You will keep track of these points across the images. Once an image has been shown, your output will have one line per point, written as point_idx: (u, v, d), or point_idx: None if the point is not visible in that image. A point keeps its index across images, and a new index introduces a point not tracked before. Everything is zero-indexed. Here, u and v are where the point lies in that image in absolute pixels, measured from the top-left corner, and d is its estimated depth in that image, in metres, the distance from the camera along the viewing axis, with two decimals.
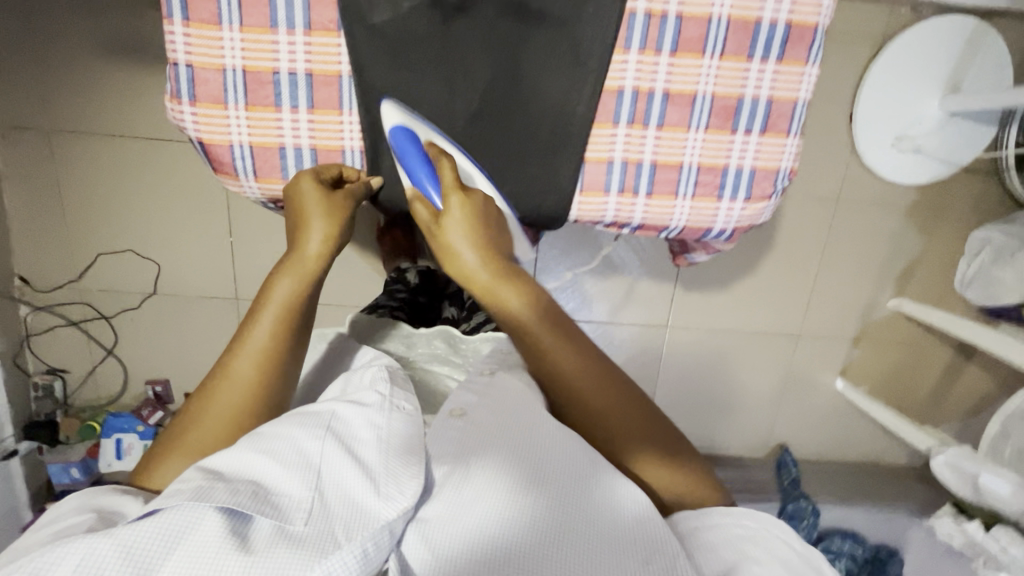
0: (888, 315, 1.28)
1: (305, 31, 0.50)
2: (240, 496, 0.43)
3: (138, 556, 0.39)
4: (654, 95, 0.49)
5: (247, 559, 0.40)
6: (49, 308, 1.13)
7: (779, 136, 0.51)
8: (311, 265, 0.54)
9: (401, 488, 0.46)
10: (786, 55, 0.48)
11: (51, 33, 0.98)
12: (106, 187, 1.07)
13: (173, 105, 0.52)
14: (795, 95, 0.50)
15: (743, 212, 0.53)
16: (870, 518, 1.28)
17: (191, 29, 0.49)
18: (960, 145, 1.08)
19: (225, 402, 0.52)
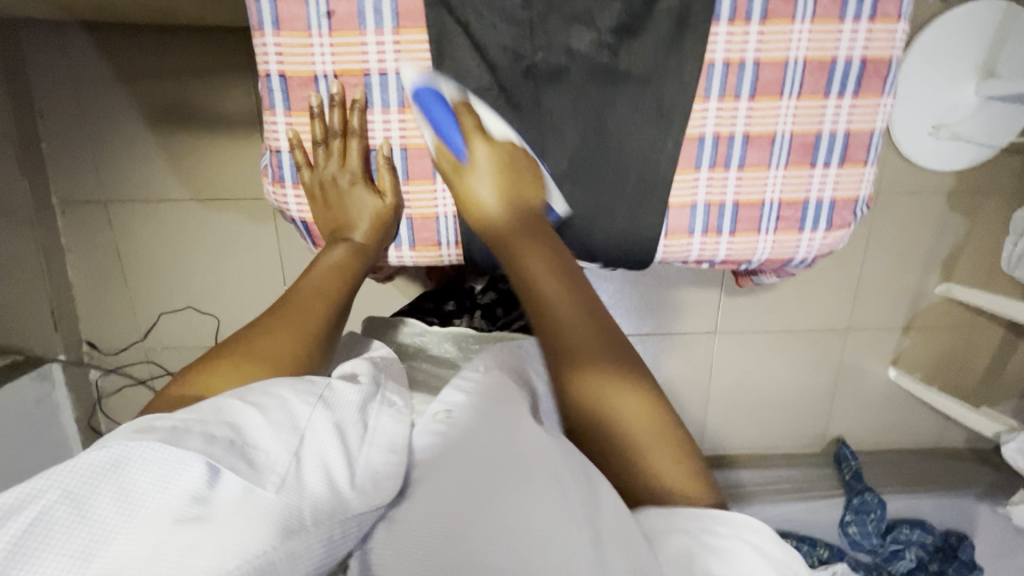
0: (937, 300, 1.27)
1: (399, 109, 0.55)
2: (214, 446, 0.40)
3: (90, 517, 0.36)
4: (734, 139, 0.52)
5: (206, 527, 0.36)
6: (118, 370, 1.17)
7: (856, 166, 0.53)
8: (361, 241, 0.58)
9: (376, 488, 0.44)
10: (862, 90, 0.51)
11: (101, 108, 1.02)
12: (162, 249, 1.11)
13: (276, 188, 0.59)
14: (871, 127, 0.53)
15: (824, 240, 0.55)
16: (936, 506, 1.28)
17: (293, 117, 0.55)
18: (998, 128, 1.08)
19: (259, 348, 0.50)
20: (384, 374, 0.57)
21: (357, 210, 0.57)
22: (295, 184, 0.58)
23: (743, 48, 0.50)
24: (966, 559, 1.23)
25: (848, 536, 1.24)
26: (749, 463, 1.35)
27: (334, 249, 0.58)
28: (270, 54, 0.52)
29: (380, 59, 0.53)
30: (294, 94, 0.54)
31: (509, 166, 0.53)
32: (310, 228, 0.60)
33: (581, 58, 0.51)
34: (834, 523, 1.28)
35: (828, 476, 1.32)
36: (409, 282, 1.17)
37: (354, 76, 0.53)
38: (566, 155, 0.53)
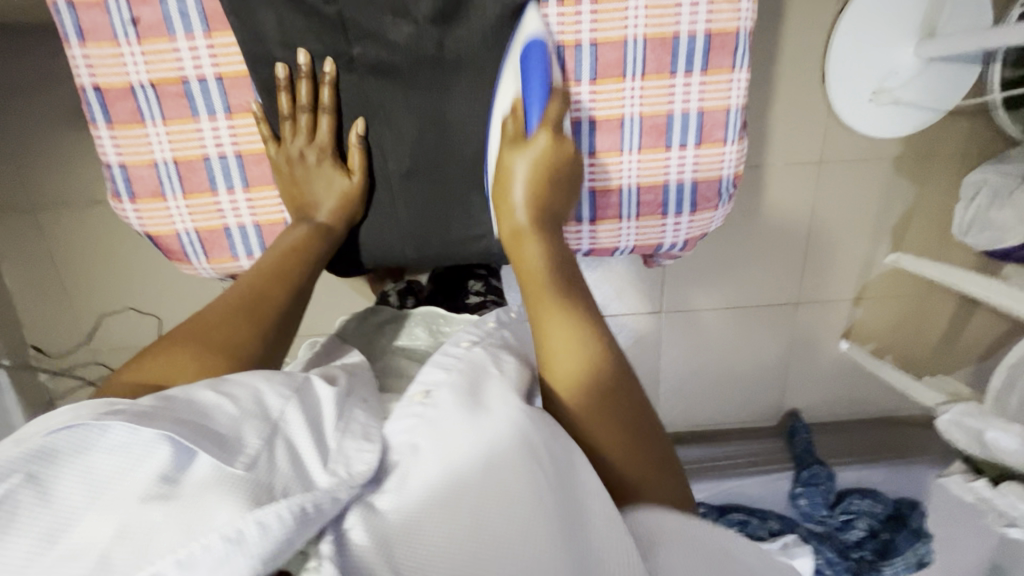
0: (887, 270, 1.25)
1: (225, 115, 0.63)
2: (183, 427, 0.37)
3: (52, 502, 0.33)
4: (581, 123, 0.65)
5: (176, 505, 0.34)
6: (67, 372, 1.18)
7: (716, 144, 0.66)
8: (324, 223, 0.66)
9: (350, 469, 0.41)
10: (709, 66, 0.63)
11: (16, 112, 1.00)
12: (96, 251, 1.10)
13: (117, 203, 0.66)
14: (723, 105, 0.65)
15: (690, 220, 0.69)
16: (887, 473, 1.30)
17: (117, 131, 0.62)
18: (940, 91, 1.04)
19: (229, 306, 0.54)
20: (353, 378, 0.55)
21: (320, 188, 0.66)
22: (131, 198, 0.65)
23: (578, 32, 0.61)
24: (916, 527, 1.24)
25: (798, 508, 1.26)
26: (703, 440, 1.36)
27: (296, 230, 0.65)
28: (82, 66, 0.60)
29: (196, 67, 0.61)
30: (115, 111, 0.62)
31: (550, 164, 0.63)
32: (157, 235, 0.67)
33: (405, 50, 0.60)
34: (786, 496, 1.29)
35: (780, 449, 1.33)
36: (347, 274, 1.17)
37: (171, 84, 0.61)
38: (405, 152, 0.66)
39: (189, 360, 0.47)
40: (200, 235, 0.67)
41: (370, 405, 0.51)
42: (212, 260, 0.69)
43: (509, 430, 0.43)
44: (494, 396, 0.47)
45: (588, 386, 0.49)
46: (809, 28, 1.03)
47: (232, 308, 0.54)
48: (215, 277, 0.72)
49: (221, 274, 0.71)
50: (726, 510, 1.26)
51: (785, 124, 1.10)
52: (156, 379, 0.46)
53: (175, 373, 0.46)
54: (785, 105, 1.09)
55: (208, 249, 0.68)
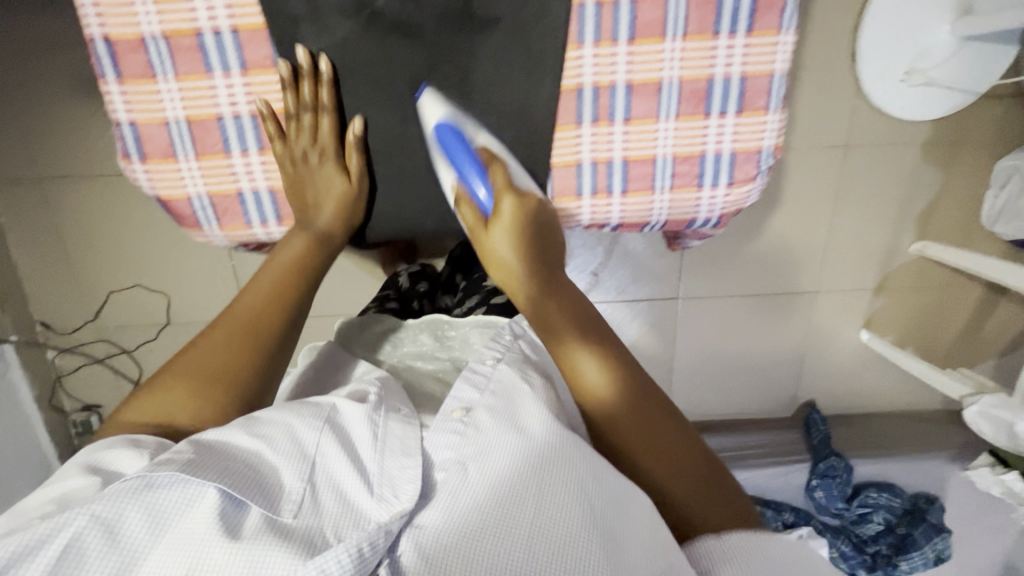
0: (911, 259, 1.21)
1: (240, 74, 0.60)
2: (229, 477, 0.43)
3: (122, 540, 0.41)
4: (616, 88, 0.61)
5: (231, 547, 0.40)
6: (74, 350, 1.17)
7: (758, 113, 0.63)
8: (326, 239, 0.67)
9: (397, 491, 0.46)
10: (754, 30, 0.59)
11: (23, 82, 0.98)
12: (104, 227, 1.09)
13: (127, 163, 0.63)
14: (768, 72, 0.61)
15: (727, 192, 0.66)
16: (902, 467, 1.27)
17: (128, 88, 0.60)
18: (975, 72, 1.00)
19: (242, 325, 0.59)
20: (386, 390, 0.58)
21: (323, 188, 0.65)
22: (142, 158, 0.62)
23: None
24: (936, 523, 1.20)
25: (814, 500, 1.23)
26: (715, 429, 1.33)
27: (296, 241, 0.66)
28: (90, 15, 0.57)
29: (209, 19, 0.57)
30: (126, 65, 0.59)
31: (525, 226, 0.62)
32: (170, 198, 0.64)
33: (428, 7, 0.58)
34: (800, 487, 1.27)
35: (795, 441, 1.30)
36: (358, 256, 1.15)
37: (185, 38, 0.58)
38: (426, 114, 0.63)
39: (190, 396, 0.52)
40: (212, 199, 0.65)
41: (404, 414, 0.55)
42: (225, 227, 0.67)
43: (542, 441, 0.49)
44: (529, 416, 0.51)
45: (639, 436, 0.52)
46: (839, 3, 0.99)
47: (239, 339, 0.57)
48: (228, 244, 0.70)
49: (234, 241, 0.69)
50: None
51: (811, 104, 1.07)
52: (160, 414, 0.51)
53: (174, 411, 0.51)
54: (811, 85, 1.05)
55: (220, 214, 0.66)
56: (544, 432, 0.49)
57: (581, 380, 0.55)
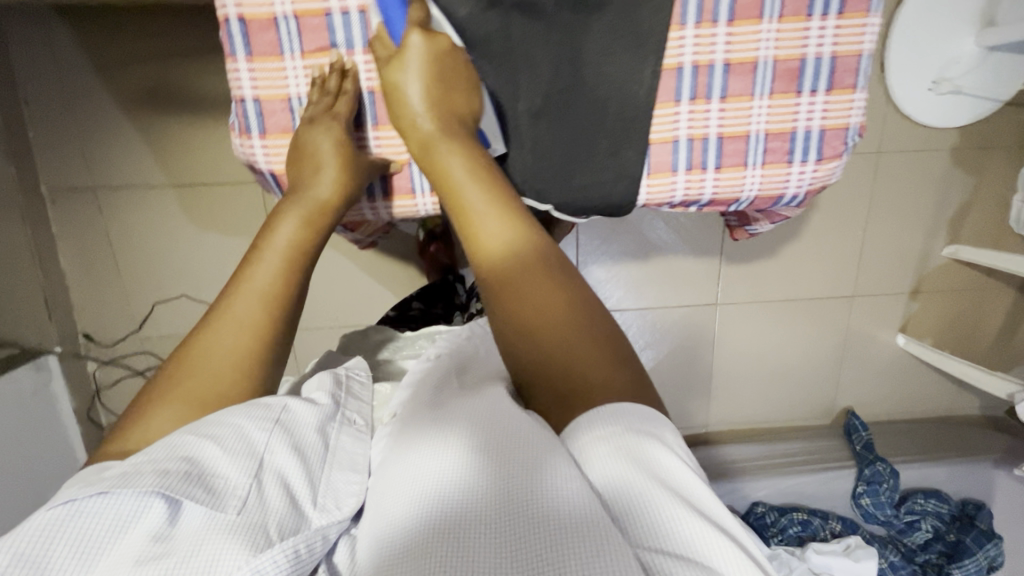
0: (944, 263, 1.23)
1: (363, 49, 0.50)
2: (169, 478, 0.36)
3: (44, 571, 0.33)
4: (715, 67, 0.49)
5: (171, 559, 0.33)
6: (115, 361, 1.16)
7: (846, 92, 0.50)
8: (322, 206, 0.52)
9: (340, 503, 0.40)
10: (847, 8, 0.48)
11: (86, 96, 1.01)
12: (152, 237, 1.10)
13: (241, 140, 0.53)
14: (858, 48, 0.49)
15: (815, 173, 0.52)
16: (951, 472, 1.24)
17: (255, 63, 0.49)
18: (1000, 80, 1.04)
19: (226, 340, 0.46)
20: (347, 391, 0.52)
21: (324, 162, 0.50)
22: (260, 134, 0.52)
23: None
24: (986, 528, 1.19)
25: (861, 508, 1.21)
26: (755, 437, 1.32)
27: (288, 219, 0.51)
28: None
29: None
30: (254, 36, 0.49)
31: (441, 69, 0.47)
32: (281, 179, 0.54)
33: None
34: (845, 495, 1.25)
35: (837, 447, 1.29)
36: (402, 264, 1.16)
37: (314, 14, 0.48)
38: (539, 88, 0.48)
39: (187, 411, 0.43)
40: None
41: (359, 426, 0.48)
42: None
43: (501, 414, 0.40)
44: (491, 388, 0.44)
45: (541, 319, 0.42)
46: None
47: (229, 341, 0.46)
48: None
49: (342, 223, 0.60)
50: (786, 509, 1.22)
51: None
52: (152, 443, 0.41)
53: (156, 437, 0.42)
54: None
55: None
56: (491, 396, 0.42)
57: (509, 293, 0.43)
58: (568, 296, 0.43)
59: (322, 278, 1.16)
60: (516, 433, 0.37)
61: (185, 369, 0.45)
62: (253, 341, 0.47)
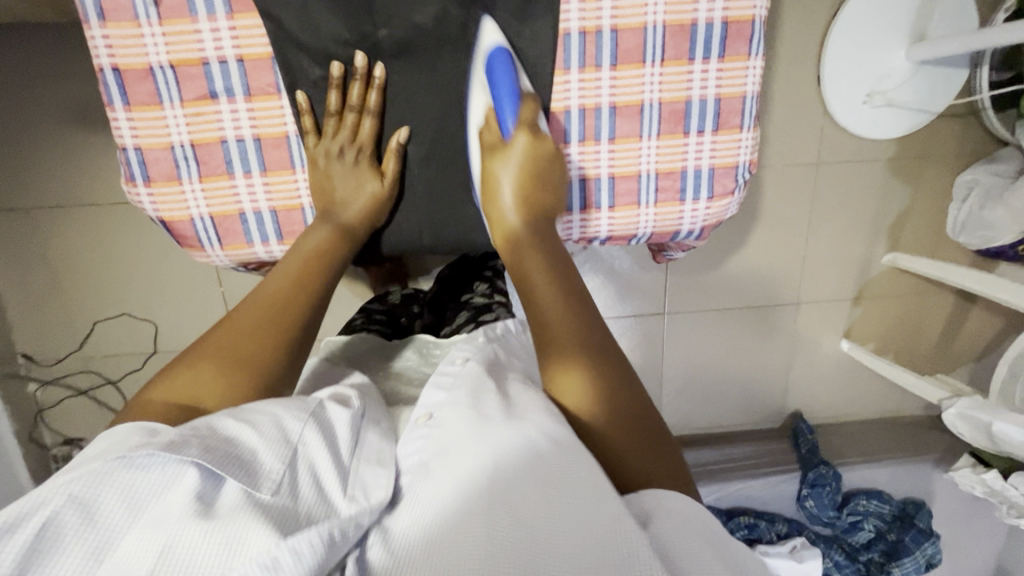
0: (885, 270, 1.26)
1: (244, 97, 0.59)
2: (213, 453, 0.39)
3: (98, 520, 0.36)
4: (600, 110, 0.61)
5: (209, 527, 0.36)
6: (57, 381, 1.14)
7: (732, 132, 0.64)
8: (352, 225, 0.61)
9: (369, 495, 0.43)
10: (728, 53, 0.61)
11: (11, 113, 0.98)
12: (90, 256, 1.08)
13: (130, 187, 0.61)
14: (740, 91, 0.63)
15: (709, 208, 0.66)
16: (892, 474, 1.27)
17: (134, 113, 0.58)
18: (930, 94, 1.08)
19: (244, 321, 0.51)
20: (365, 398, 0.54)
21: (357, 185, 0.61)
22: (146, 182, 0.60)
23: (599, 19, 0.59)
24: (923, 527, 1.23)
25: (805, 510, 1.24)
26: (707, 442, 1.34)
27: (316, 231, 0.60)
28: (101, 48, 0.56)
29: (217, 47, 0.56)
30: (133, 91, 0.57)
31: (536, 167, 0.59)
32: (169, 224, 0.62)
33: (429, 32, 0.58)
34: (792, 497, 1.27)
35: (785, 451, 1.31)
36: (349, 279, 1.16)
37: (191, 65, 0.57)
38: (426, 134, 0.63)
39: (219, 379, 0.46)
40: (214, 221, 0.62)
41: (383, 426, 0.52)
42: (227, 247, 0.63)
43: (520, 441, 0.43)
44: (495, 404, 0.48)
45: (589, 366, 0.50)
46: (805, 32, 1.07)
47: (252, 321, 0.51)
48: (230, 266, 0.66)
49: (237, 263, 0.65)
50: (733, 513, 1.24)
51: (783, 125, 1.12)
52: (173, 398, 0.44)
53: (202, 393, 0.45)
54: (784, 107, 1.11)
55: (222, 235, 0.62)
56: (520, 420, 0.45)
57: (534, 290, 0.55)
58: (589, 322, 0.53)
59: None
60: (561, 465, 0.41)
61: (209, 344, 0.49)
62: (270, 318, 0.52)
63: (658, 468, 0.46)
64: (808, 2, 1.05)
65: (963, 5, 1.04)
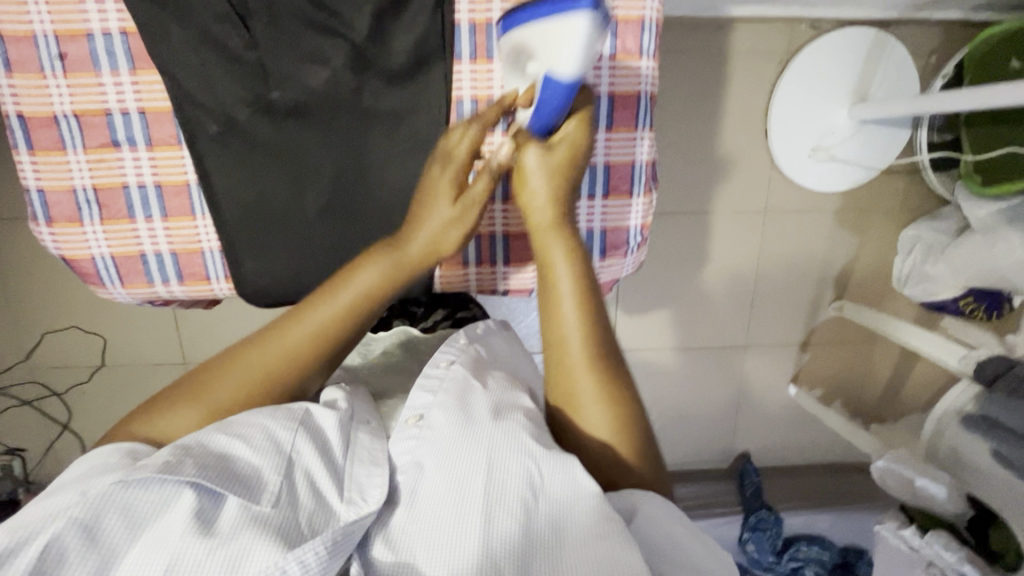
0: (832, 317, 1.29)
1: (146, 146, 0.62)
2: (208, 471, 0.43)
3: (101, 541, 0.39)
4: (493, 171, 0.67)
5: (214, 542, 0.40)
6: (3, 390, 1.15)
7: (623, 197, 0.67)
8: (406, 265, 0.60)
9: (365, 495, 0.48)
10: (617, 125, 0.65)
11: None
12: (41, 269, 1.09)
13: (33, 225, 0.63)
14: (630, 159, 0.66)
15: (603, 267, 0.70)
16: (834, 521, 1.30)
17: (38, 157, 0.60)
18: (872, 152, 1.12)
19: (260, 363, 0.55)
20: (354, 398, 0.60)
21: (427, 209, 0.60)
22: (48, 222, 0.62)
23: (489, 88, 0.64)
24: None
25: (746, 555, 1.24)
26: None
27: (371, 268, 0.59)
28: (6, 94, 0.58)
29: (120, 99, 0.60)
30: (37, 136, 0.60)
31: (561, 178, 0.59)
32: (69, 261, 0.64)
33: (320, 93, 0.60)
34: (734, 540, 1.28)
35: (729, 492, 1.32)
36: None
37: (94, 114, 0.60)
38: (324, 187, 0.63)
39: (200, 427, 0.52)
40: (115, 260, 0.65)
41: (371, 424, 0.57)
42: (128, 286, 0.66)
43: (497, 440, 0.50)
44: (483, 407, 0.54)
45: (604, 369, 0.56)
46: (753, 87, 1.10)
47: (271, 370, 0.55)
48: (133, 303, 0.69)
49: (138, 299, 0.68)
50: None
51: (732, 174, 1.15)
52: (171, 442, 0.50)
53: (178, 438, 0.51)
54: (733, 156, 1.14)
55: (123, 275, 0.65)
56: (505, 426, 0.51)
57: (553, 277, 0.59)
58: (600, 333, 0.58)
59: (215, 315, 1.14)
60: (562, 482, 0.48)
61: (214, 382, 0.54)
62: (282, 364, 0.55)
63: (640, 474, 0.54)
64: (756, 58, 1.09)
65: (902, 70, 1.08)
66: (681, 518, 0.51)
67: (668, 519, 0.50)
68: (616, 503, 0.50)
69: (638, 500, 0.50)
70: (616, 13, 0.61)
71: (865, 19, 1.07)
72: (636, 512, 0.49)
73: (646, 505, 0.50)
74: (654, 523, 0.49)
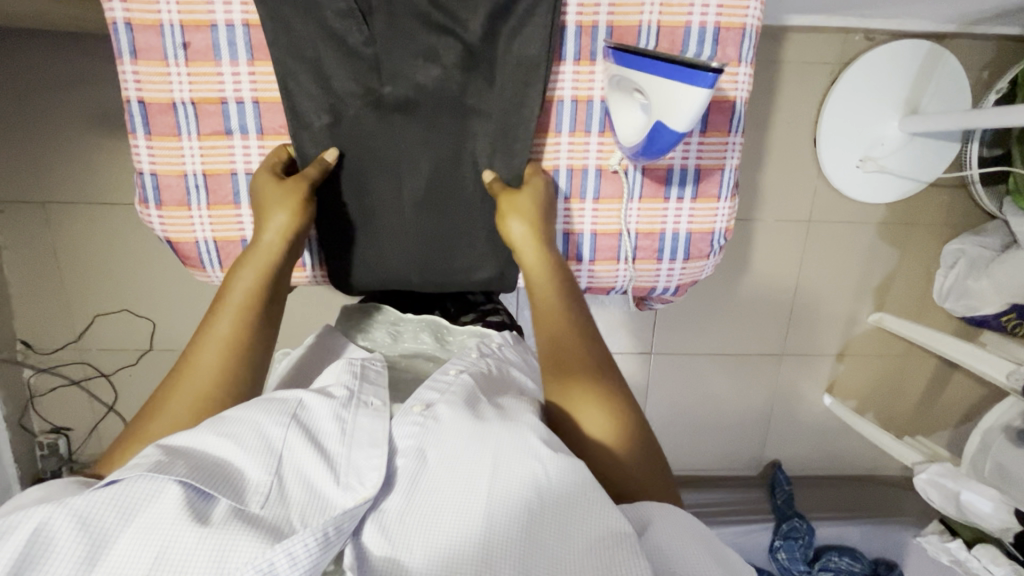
0: (870, 328, 1.29)
1: (257, 135, 0.65)
2: (201, 472, 0.41)
3: (91, 527, 0.38)
4: (587, 170, 0.69)
5: (205, 533, 0.38)
6: (52, 370, 1.17)
7: (711, 200, 0.71)
8: (273, 251, 0.61)
9: (363, 480, 0.45)
10: (711, 129, 0.68)
11: (40, 112, 1.03)
12: (96, 253, 1.11)
13: (143, 208, 0.67)
14: (720, 162, 0.70)
15: (684, 268, 0.73)
16: (864, 533, 1.28)
17: (154, 143, 0.64)
18: (920, 165, 1.12)
19: (190, 388, 0.52)
20: (361, 380, 0.56)
21: (270, 212, 0.61)
22: (157, 205, 0.66)
23: (590, 89, 0.66)
24: None
25: (777, 562, 1.25)
26: (685, 485, 1.35)
27: (245, 269, 0.60)
28: (130, 81, 0.62)
29: (236, 90, 0.63)
30: (155, 123, 0.63)
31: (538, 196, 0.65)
32: (174, 243, 0.68)
33: (427, 89, 0.62)
34: (765, 548, 1.28)
35: (760, 499, 1.32)
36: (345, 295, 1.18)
37: (211, 103, 0.63)
38: (422, 180, 0.66)
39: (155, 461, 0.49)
40: (216, 245, 0.68)
41: (375, 406, 0.52)
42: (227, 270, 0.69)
43: (509, 439, 0.46)
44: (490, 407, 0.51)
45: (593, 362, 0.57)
46: (803, 96, 1.11)
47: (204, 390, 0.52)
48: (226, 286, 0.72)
49: None
50: None
51: (777, 182, 1.16)
52: None
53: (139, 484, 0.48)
54: (780, 164, 1.15)
55: (223, 259, 0.68)
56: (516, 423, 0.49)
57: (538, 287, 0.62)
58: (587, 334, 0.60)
59: None
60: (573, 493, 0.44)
61: (150, 419, 0.51)
62: (213, 386, 0.52)
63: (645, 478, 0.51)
64: (808, 68, 1.10)
65: (956, 83, 1.08)
66: (698, 531, 0.47)
67: (685, 533, 0.46)
68: (627, 516, 0.47)
69: (652, 514, 0.47)
70: (720, 20, 0.64)
71: (920, 32, 1.08)
72: (652, 526, 0.46)
73: (662, 516, 0.47)
74: (671, 538, 0.45)
